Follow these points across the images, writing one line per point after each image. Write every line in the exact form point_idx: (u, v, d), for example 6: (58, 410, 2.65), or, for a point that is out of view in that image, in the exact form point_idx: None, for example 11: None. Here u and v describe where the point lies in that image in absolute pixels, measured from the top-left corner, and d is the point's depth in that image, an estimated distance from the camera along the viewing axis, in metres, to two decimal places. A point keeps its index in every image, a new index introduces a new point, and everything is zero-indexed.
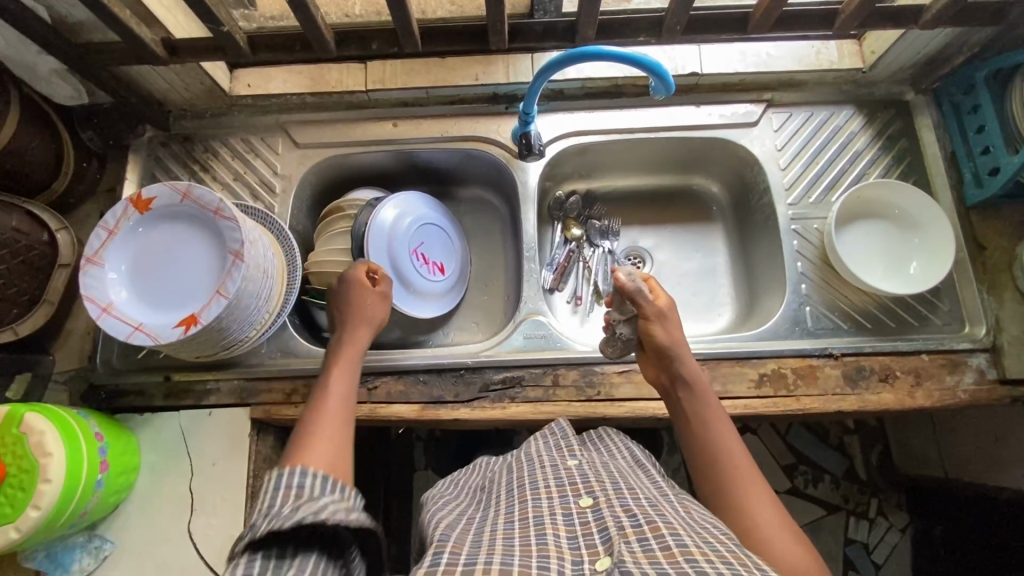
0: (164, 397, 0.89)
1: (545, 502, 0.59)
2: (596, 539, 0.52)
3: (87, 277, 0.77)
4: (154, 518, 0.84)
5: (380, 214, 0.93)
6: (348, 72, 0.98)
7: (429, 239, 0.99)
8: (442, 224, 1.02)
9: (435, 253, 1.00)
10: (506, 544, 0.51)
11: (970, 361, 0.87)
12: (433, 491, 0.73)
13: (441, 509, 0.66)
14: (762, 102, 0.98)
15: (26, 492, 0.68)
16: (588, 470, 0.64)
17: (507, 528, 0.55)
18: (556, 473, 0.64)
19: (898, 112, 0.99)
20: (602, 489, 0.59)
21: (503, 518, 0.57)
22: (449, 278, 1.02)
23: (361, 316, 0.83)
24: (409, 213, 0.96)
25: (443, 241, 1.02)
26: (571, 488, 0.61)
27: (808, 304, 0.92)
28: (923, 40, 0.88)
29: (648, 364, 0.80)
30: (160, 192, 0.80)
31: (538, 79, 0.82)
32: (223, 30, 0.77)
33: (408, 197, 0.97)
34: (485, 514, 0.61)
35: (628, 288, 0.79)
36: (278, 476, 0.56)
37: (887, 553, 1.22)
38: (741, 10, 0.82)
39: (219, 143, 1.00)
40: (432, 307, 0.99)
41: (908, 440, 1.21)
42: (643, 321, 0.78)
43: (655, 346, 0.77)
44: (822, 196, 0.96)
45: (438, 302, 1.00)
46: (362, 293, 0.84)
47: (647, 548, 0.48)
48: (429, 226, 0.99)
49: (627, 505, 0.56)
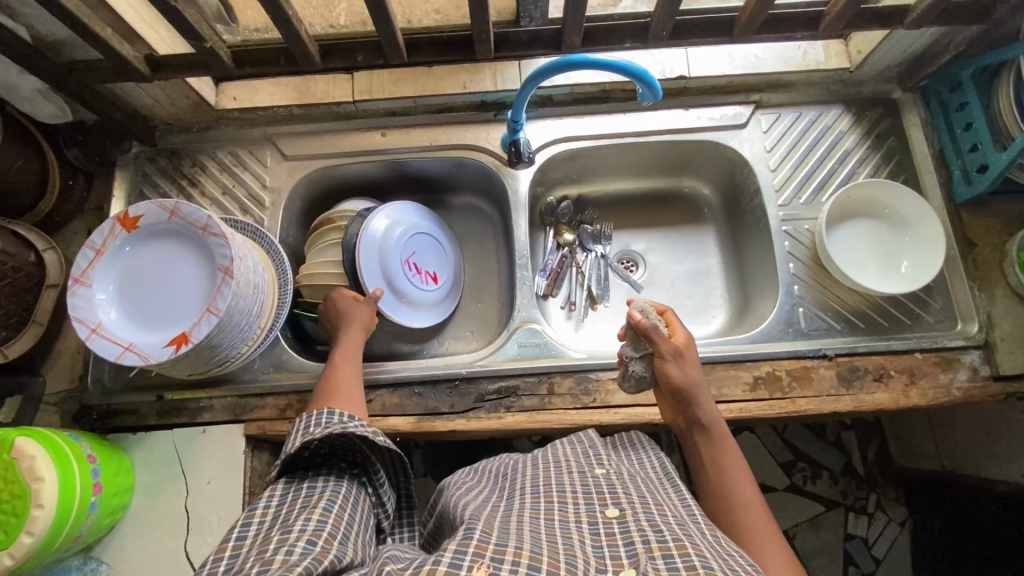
0: (158, 415, 0.88)
1: (572, 507, 0.60)
2: (621, 551, 0.52)
3: (75, 298, 0.76)
4: (151, 538, 0.83)
5: (370, 225, 0.92)
6: (335, 82, 0.97)
7: (421, 250, 0.99)
8: (435, 236, 1.02)
9: (428, 263, 0.99)
10: (534, 536, 0.53)
11: (963, 358, 0.87)
12: (454, 478, 0.75)
13: (465, 495, 0.67)
14: (750, 103, 0.98)
15: (19, 518, 0.67)
16: (615, 480, 0.64)
17: (535, 522, 0.56)
18: (584, 479, 0.65)
19: (886, 110, 0.99)
20: (628, 501, 0.59)
21: (527, 512, 0.59)
22: (443, 287, 1.01)
23: (353, 321, 0.87)
24: (401, 224, 0.96)
25: (436, 250, 1.01)
26: (597, 496, 0.61)
27: (801, 305, 0.92)
28: (909, 40, 0.88)
29: (669, 404, 0.78)
30: (147, 209, 0.80)
31: (526, 87, 0.81)
32: (207, 45, 0.76)
33: (399, 207, 0.97)
34: (509, 503, 0.62)
35: (642, 324, 0.75)
36: (312, 416, 0.65)
37: (886, 547, 1.22)
38: (728, 13, 0.82)
39: (207, 157, 0.99)
40: (427, 317, 0.98)
41: (906, 435, 1.22)
42: (661, 359, 0.76)
43: (674, 388, 0.75)
44: (812, 197, 0.96)
45: (432, 311, 0.99)
46: (353, 309, 0.87)
47: (671, 566, 0.48)
48: (421, 236, 0.99)
49: (653, 520, 0.55)
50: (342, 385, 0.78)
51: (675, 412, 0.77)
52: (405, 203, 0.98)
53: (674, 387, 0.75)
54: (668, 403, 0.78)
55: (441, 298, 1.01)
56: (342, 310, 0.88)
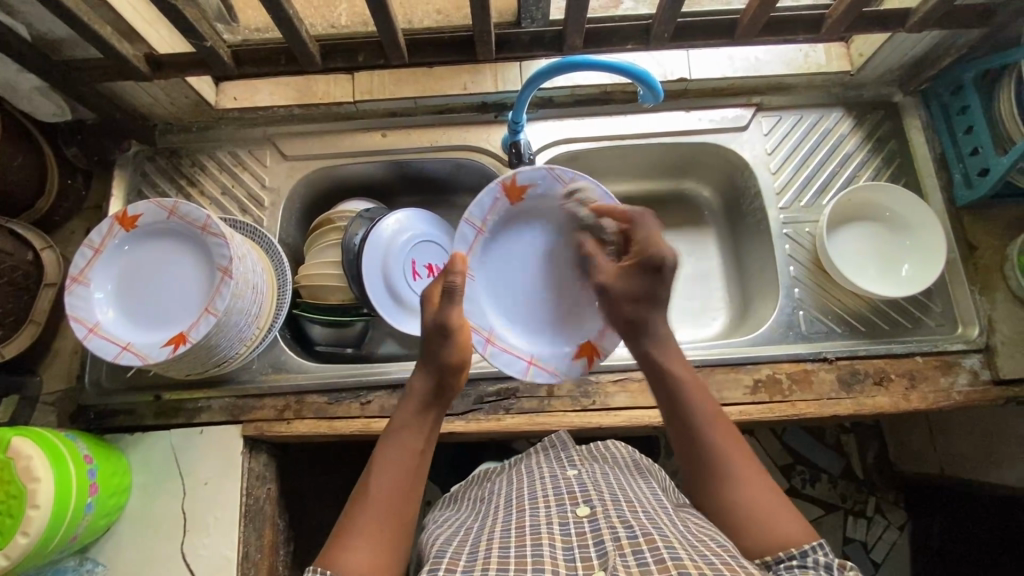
0: (156, 415, 0.88)
1: (544, 512, 0.62)
2: (592, 551, 0.53)
3: (73, 297, 0.76)
4: (146, 541, 0.83)
5: (543, 192, 0.84)
6: (336, 83, 0.97)
7: (501, 252, 0.86)
8: (488, 236, 0.85)
9: (515, 276, 0.87)
10: (501, 556, 0.53)
11: (964, 362, 0.87)
12: (434, 513, 0.80)
13: (441, 525, 0.71)
14: (751, 106, 0.98)
15: (14, 518, 0.67)
16: (585, 480, 0.68)
17: (505, 538, 0.57)
18: (555, 483, 0.68)
19: (887, 113, 0.99)
20: (599, 500, 0.62)
21: (501, 527, 0.61)
22: (508, 336, 0.85)
23: (437, 359, 0.68)
24: (541, 205, 0.86)
25: (516, 296, 0.87)
26: (569, 497, 0.64)
27: (802, 308, 0.91)
28: (911, 43, 0.88)
29: (608, 281, 0.76)
30: (146, 209, 0.79)
31: (528, 87, 0.80)
32: (207, 44, 0.76)
33: (520, 184, 0.83)
34: (484, 524, 0.64)
35: (671, 262, 0.71)
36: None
37: (886, 551, 1.22)
38: (729, 16, 0.82)
39: (206, 156, 0.98)
40: (586, 361, 0.84)
41: (905, 439, 1.21)
42: (638, 264, 0.72)
43: (625, 315, 0.73)
44: (814, 200, 0.96)
45: (557, 356, 0.85)
46: (451, 312, 0.69)
47: (641, 561, 0.49)
48: (518, 224, 0.86)
49: (622, 517, 0.57)
50: (389, 491, 0.59)
51: (609, 307, 0.75)
52: (489, 187, 0.82)
53: (631, 284, 0.73)
54: (610, 302, 0.75)
55: (525, 348, 0.85)
56: (449, 328, 0.69)
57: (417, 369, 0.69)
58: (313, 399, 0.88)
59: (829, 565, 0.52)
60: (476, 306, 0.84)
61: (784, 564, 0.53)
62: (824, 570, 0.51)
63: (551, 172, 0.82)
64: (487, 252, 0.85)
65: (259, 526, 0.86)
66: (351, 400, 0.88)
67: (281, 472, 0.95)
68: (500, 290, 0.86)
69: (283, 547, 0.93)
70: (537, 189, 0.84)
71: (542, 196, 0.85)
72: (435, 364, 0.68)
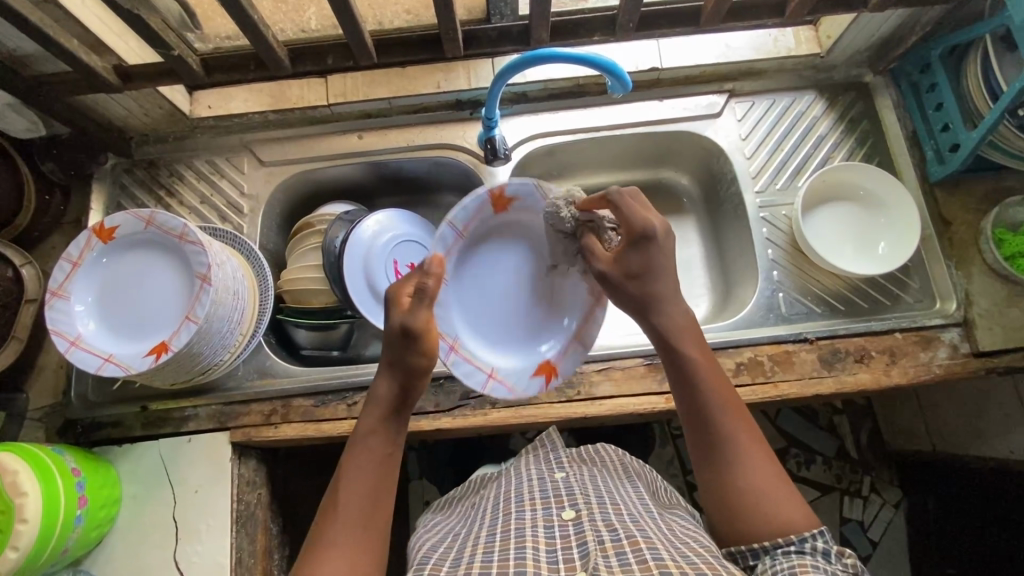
0: (143, 426, 0.88)
1: (530, 513, 0.63)
2: (574, 552, 0.54)
3: (53, 312, 0.76)
4: (137, 552, 0.83)
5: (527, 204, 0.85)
6: (309, 86, 0.97)
7: (473, 270, 0.87)
8: (468, 240, 0.85)
9: (485, 284, 0.87)
10: (483, 560, 0.54)
11: (942, 336, 0.88)
12: (427, 516, 0.81)
13: (429, 530, 0.72)
14: (724, 92, 0.99)
15: (4, 533, 0.67)
16: (572, 482, 0.69)
17: (489, 541, 0.58)
18: (542, 485, 0.69)
19: (859, 94, 0.99)
20: (585, 502, 0.62)
21: (488, 531, 0.62)
22: (472, 344, 0.85)
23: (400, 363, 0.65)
24: (525, 220, 0.87)
25: (473, 302, 0.87)
26: (555, 500, 0.64)
27: (780, 290, 0.92)
28: (877, 23, 0.89)
29: (606, 266, 0.73)
30: (124, 220, 0.80)
31: (496, 84, 0.78)
32: (173, 53, 0.76)
33: (507, 195, 0.84)
34: (470, 529, 0.65)
35: (660, 228, 0.69)
36: None
37: (882, 529, 1.22)
38: (694, 2, 0.82)
39: (184, 166, 0.98)
40: (544, 379, 0.85)
41: (897, 417, 1.22)
42: (627, 241, 0.70)
43: (632, 294, 0.69)
44: (788, 182, 0.96)
45: (516, 371, 0.85)
46: (420, 315, 0.66)
47: (624, 562, 0.50)
48: (500, 234, 0.87)
49: (607, 519, 0.58)
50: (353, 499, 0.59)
51: (614, 291, 0.72)
52: (477, 192, 0.82)
53: (628, 260, 0.70)
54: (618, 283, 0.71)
55: (487, 360, 0.85)
56: (413, 332, 0.66)
57: (382, 370, 0.67)
58: (300, 403, 0.89)
59: (827, 551, 0.55)
60: (445, 310, 0.84)
61: (782, 549, 0.55)
62: (821, 556, 0.54)
63: (539, 189, 0.83)
64: (462, 257, 0.86)
65: (250, 531, 0.87)
66: (338, 402, 0.88)
67: (272, 477, 0.95)
68: (469, 307, 0.86)
69: (276, 552, 0.93)
70: (521, 203, 0.85)
71: (526, 210, 0.86)
72: (400, 367, 0.66)
